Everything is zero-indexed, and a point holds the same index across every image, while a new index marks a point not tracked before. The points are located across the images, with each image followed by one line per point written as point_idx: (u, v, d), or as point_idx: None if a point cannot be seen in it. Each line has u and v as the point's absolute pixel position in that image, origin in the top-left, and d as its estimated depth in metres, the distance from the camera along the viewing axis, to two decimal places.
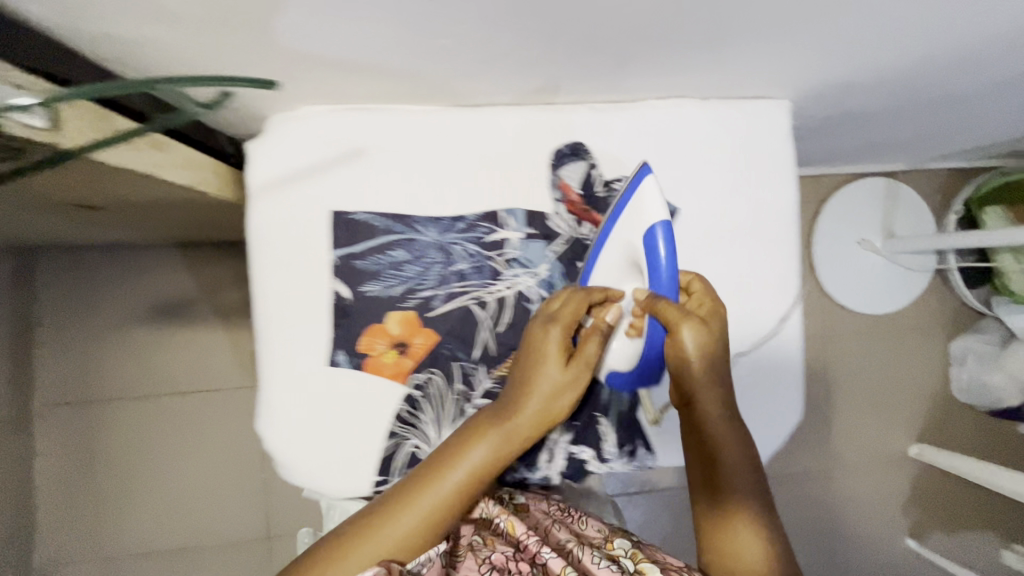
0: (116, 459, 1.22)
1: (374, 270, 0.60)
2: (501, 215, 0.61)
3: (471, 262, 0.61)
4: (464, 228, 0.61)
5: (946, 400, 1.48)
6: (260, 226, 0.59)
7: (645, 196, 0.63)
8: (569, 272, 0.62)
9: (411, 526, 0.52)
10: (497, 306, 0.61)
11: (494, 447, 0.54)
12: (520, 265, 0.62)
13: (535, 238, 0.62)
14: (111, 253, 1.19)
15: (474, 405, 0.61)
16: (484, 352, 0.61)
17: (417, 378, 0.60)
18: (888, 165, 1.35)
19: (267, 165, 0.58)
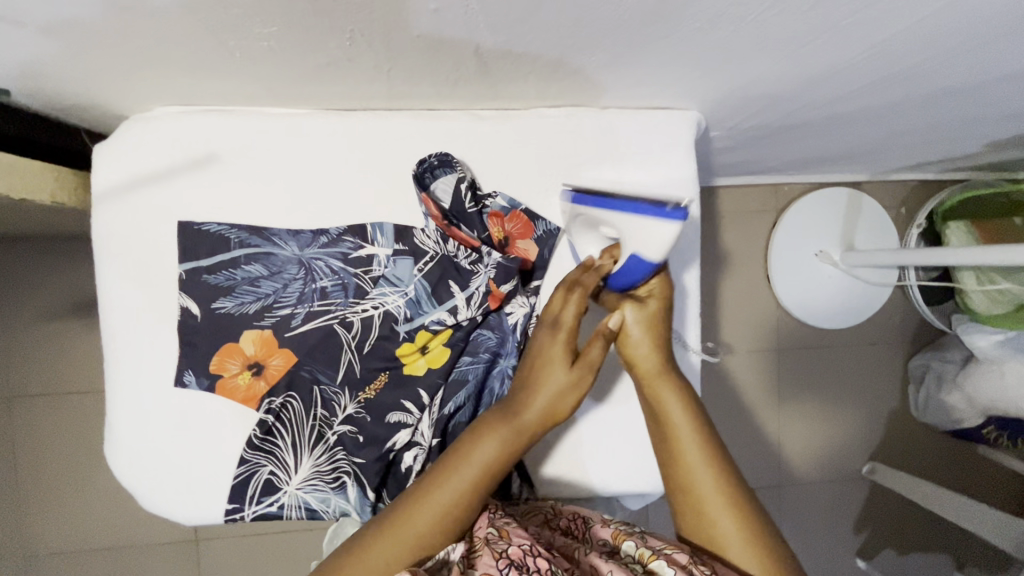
0: (37, 456, 1.19)
1: (228, 285, 0.56)
2: (367, 229, 0.57)
3: (335, 279, 0.57)
4: (327, 243, 0.57)
5: (903, 418, 1.44)
6: (102, 235, 0.55)
7: (520, 215, 0.58)
8: (436, 291, 0.58)
9: (426, 526, 0.48)
10: (360, 327, 0.57)
11: (503, 444, 0.50)
12: (388, 283, 0.58)
13: (404, 255, 0.58)
14: (35, 245, 1.15)
15: (335, 431, 0.58)
16: (345, 376, 0.57)
17: (271, 402, 0.57)
18: (850, 175, 1.30)
19: (110, 169, 0.54)
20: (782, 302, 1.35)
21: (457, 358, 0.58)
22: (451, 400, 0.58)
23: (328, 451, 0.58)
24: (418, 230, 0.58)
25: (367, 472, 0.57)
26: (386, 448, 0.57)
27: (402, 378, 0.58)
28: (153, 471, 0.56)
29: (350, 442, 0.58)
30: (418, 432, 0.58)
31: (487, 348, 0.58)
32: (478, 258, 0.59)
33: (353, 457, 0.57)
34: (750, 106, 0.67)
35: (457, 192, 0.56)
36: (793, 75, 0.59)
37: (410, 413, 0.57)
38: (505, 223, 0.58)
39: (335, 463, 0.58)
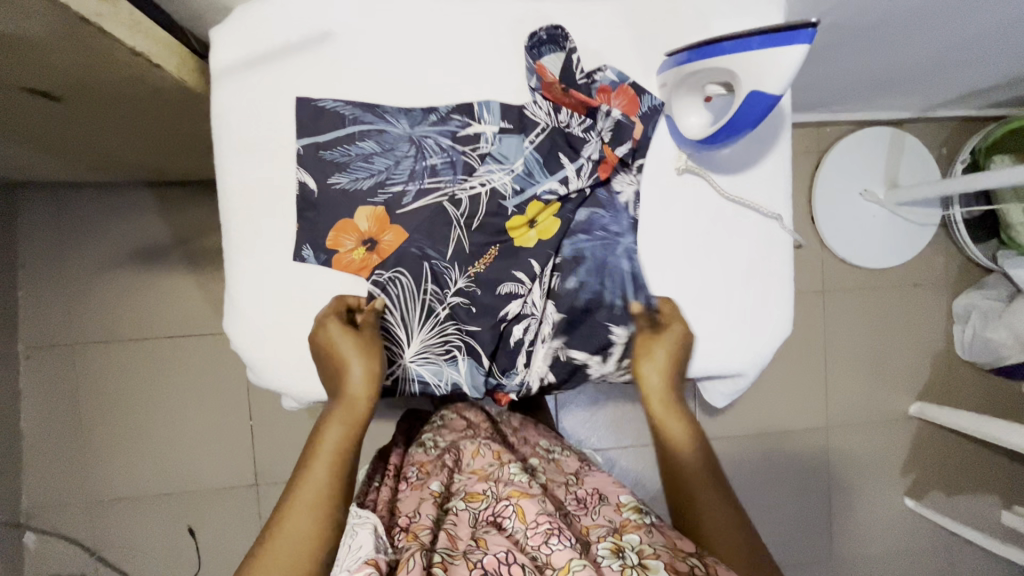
0: (101, 402, 1.21)
1: (341, 163, 0.57)
2: (474, 107, 0.58)
3: (444, 155, 0.59)
4: (436, 120, 0.58)
5: (949, 359, 1.45)
6: (223, 112, 0.56)
7: (627, 88, 0.60)
8: (548, 162, 0.60)
9: (309, 529, 0.48)
10: (467, 202, 0.59)
11: (347, 424, 0.54)
12: (494, 159, 0.59)
13: (510, 130, 0.59)
14: (97, 193, 1.17)
15: (444, 307, 0.60)
16: (455, 250, 0.59)
17: (381, 275, 0.58)
18: (895, 112, 1.30)
19: (230, 48, 0.55)
20: (829, 243, 1.36)
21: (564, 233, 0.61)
22: (560, 274, 0.62)
23: (438, 324, 0.60)
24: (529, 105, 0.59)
25: (480, 342, 0.61)
26: (497, 318, 0.60)
27: (513, 254, 0.61)
28: (269, 347, 0.58)
29: (462, 313, 0.60)
30: (531, 304, 0.61)
31: (604, 228, 0.62)
32: (591, 125, 0.60)
33: (464, 327, 0.60)
34: None
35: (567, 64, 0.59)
36: None
37: (520, 284, 0.60)
38: (613, 98, 0.60)
39: (448, 334, 0.60)
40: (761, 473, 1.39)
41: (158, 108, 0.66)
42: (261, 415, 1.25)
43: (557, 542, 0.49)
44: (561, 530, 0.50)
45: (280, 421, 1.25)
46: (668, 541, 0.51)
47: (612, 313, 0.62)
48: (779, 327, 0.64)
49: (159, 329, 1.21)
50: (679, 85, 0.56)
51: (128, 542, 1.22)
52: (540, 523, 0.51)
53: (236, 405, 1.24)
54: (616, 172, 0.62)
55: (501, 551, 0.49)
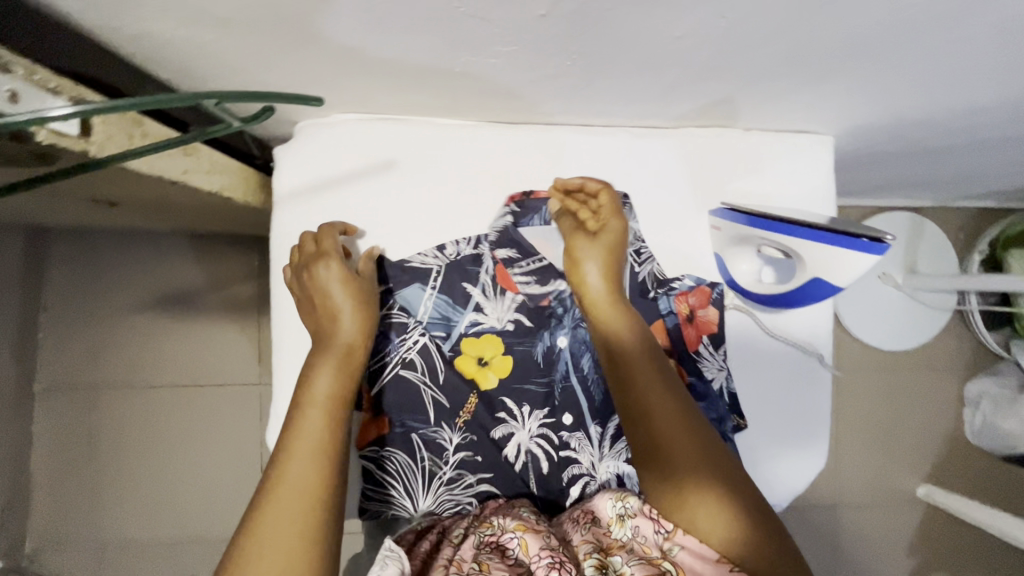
0: (112, 447, 1.20)
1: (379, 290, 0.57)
2: (417, 283, 0.58)
3: (417, 327, 0.58)
4: (436, 285, 0.58)
5: (959, 442, 1.45)
6: (283, 234, 0.57)
7: (706, 288, 0.61)
8: (536, 323, 0.60)
9: (311, 474, 0.44)
10: (438, 355, 0.58)
11: (337, 369, 0.51)
12: (437, 325, 0.58)
13: (459, 298, 0.58)
14: (129, 238, 1.18)
15: (448, 469, 0.58)
16: (435, 411, 0.58)
17: (377, 453, 0.58)
18: (915, 199, 1.32)
19: (294, 172, 0.57)
20: (846, 323, 1.37)
21: (527, 372, 0.59)
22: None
23: (450, 487, 0.58)
24: (474, 272, 0.59)
25: (495, 482, 0.59)
26: (499, 459, 0.59)
27: (614, 420, 0.60)
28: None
29: (469, 465, 0.58)
30: (590, 466, 0.60)
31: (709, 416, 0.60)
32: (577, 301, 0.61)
33: (475, 471, 0.58)
34: (879, 135, 0.69)
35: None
36: (937, 113, 0.61)
37: (587, 443, 0.60)
38: (691, 299, 0.61)
39: (461, 495, 0.59)
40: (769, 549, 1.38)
41: (212, 206, 0.67)
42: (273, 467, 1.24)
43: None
44: (563, 566, 0.48)
45: None
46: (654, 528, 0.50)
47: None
48: (814, 467, 0.64)
49: (179, 376, 1.21)
50: (731, 237, 0.59)
51: None
52: (541, 557, 0.48)
53: (248, 456, 1.24)
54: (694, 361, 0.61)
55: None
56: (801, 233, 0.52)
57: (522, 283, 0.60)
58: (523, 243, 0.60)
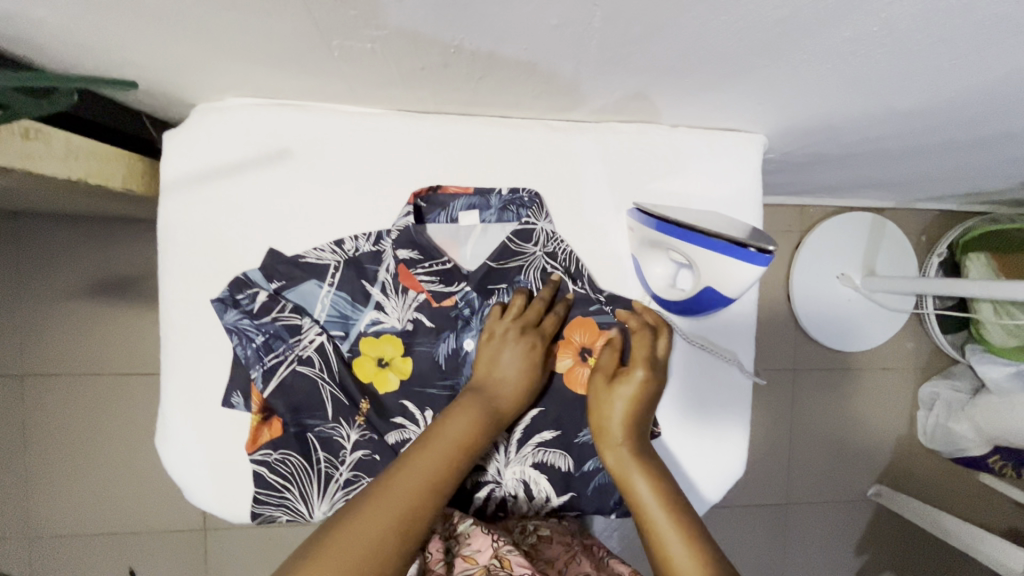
0: (45, 436, 1.17)
1: (270, 287, 0.54)
2: (313, 281, 0.55)
3: (314, 327, 0.55)
4: (333, 282, 0.55)
5: (911, 443, 1.46)
6: (169, 225, 0.54)
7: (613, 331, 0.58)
8: (439, 324, 0.57)
9: (404, 505, 0.44)
10: (335, 354, 0.55)
11: (479, 423, 0.51)
12: (335, 325, 0.55)
13: (358, 297, 0.55)
14: (63, 220, 1.13)
15: (343, 471, 0.56)
16: (334, 407, 0.55)
17: (268, 454, 0.55)
18: (876, 201, 1.31)
19: (181, 159, 0.53)
20: (803, 323, 1.36)
21: (429, 375, 0.57)
22: (559, 450, 0.59)
23: (346, 491, 0.56)
24: (372, 271, 0.55)
25: None
26: None
27: (520, 426, 0.59)
28: (197, 464, 0.55)
29: (366, 468, 0.56)
30: (496, 473, 0.59)
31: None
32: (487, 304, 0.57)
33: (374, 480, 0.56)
34: (813, 136, 0.67)
35: (494, 221, 0.58)
36: (864, 117, 0.59)
37: (493, 450, 0.59)
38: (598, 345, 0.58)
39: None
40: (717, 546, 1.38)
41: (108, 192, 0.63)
42: None
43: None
44: None
45: None
46: None
47: (602, 497, 0.60)
48: (729, 474, 0.63)
49: (116, 365, 1.18)
50: (643, 239, 0.56)
51: None
52: None
53: None
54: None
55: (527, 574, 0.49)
56: (699, 238, 0.51)
57: (427, 283, 0.56)
58: (428, 245, 0.56)
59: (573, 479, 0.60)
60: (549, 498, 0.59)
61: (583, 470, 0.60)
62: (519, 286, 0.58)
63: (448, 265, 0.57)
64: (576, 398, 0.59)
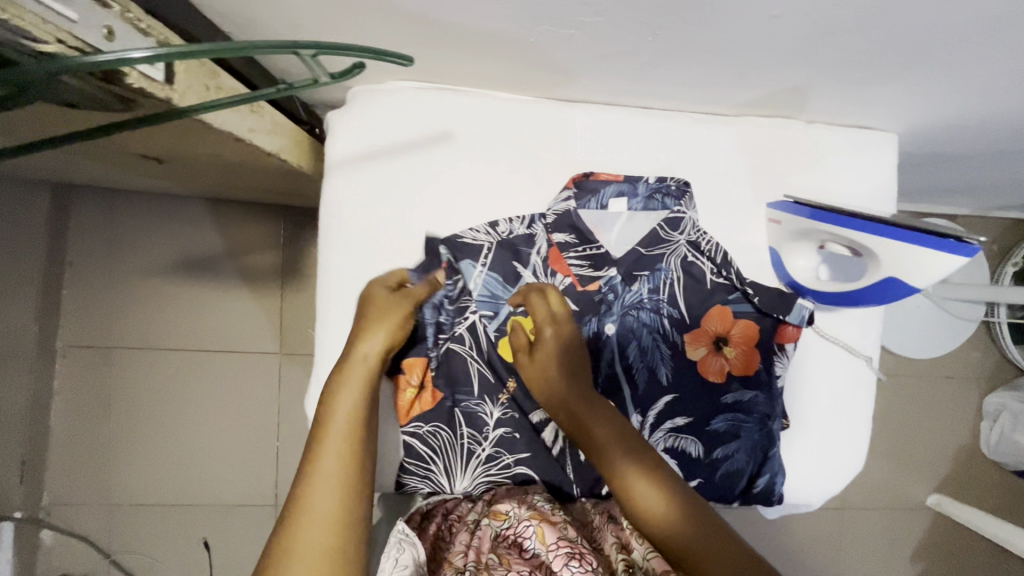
0: (130, 407, 1.21)
1: (428, 264, 0.56)
2: (467, 260, 0.56)
3: (473, 306, 0.57)
4: (488, 261, 0.57)
5: (973, 454, 1.44)
6: (333, 201, 0.56)
7: (752, 321, 0.60)
8: (582, 306, 0.59)
9: (335, 508, 0.42)
10: (490, 336, 0.57)
11: (364, 392, 0.48)
12: (485, 303, 0.57)
13: (510, 278, 0.57)
14: (157, 198, 1.18)
15: (486, 446, 0.57)
16: (480, 384, 0.57)
17: (419, 427, 0.56)
18: (952, 207, 1.30)
19: (348, 137, 0.55)
20: None
21: None
22: (690, 437, 0.60)
23: (487, 467, 0.57)
24: (525, 253, 0.58)
25: (532, 468, 0.58)
26: (535, 442, 0.58)
27: (655, 410, 0.60)
28: None
29: (507, 445, 0.57)
30: None
31: (760, 410, 0.60)
32: (627, 289, 0.59)
33: (513, 455, 0.57)
34: (943, 137, 0.67)
35: (640, 209, 0.59)
36: (1010, 117, 0.59)
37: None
38: (734, 329, 0.60)
39: (497, 476, 0.58)
40: (774, 547, 1.38)
41: (254, 170, 0.66)
42: (288, 436, 1.25)
43: (577, 566, 0.48)
44: (580, 555, 0.49)
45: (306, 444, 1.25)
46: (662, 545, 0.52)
47: (730, 485, 0.61)
48: (849, 470, 0.64)
49: (199, 341, 1.21)
50: (791, 231, 0.57)
51: (143, 546, 1.22)
52: (559, 547, 0.50)
53: (263, 424, 1.24)
54: (771, 355, 0.60)
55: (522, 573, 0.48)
56: (852, 224, 0.51)
57: (576, 267, 0.59)
58: (584, 230, 0.59)
59: (702, 466, 0.61)
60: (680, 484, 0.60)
61: (712, 457, 0.61)
62: (660, 273, 0.60)
63: (598, 250, 0.59)
64: (710, 385, 0.60)
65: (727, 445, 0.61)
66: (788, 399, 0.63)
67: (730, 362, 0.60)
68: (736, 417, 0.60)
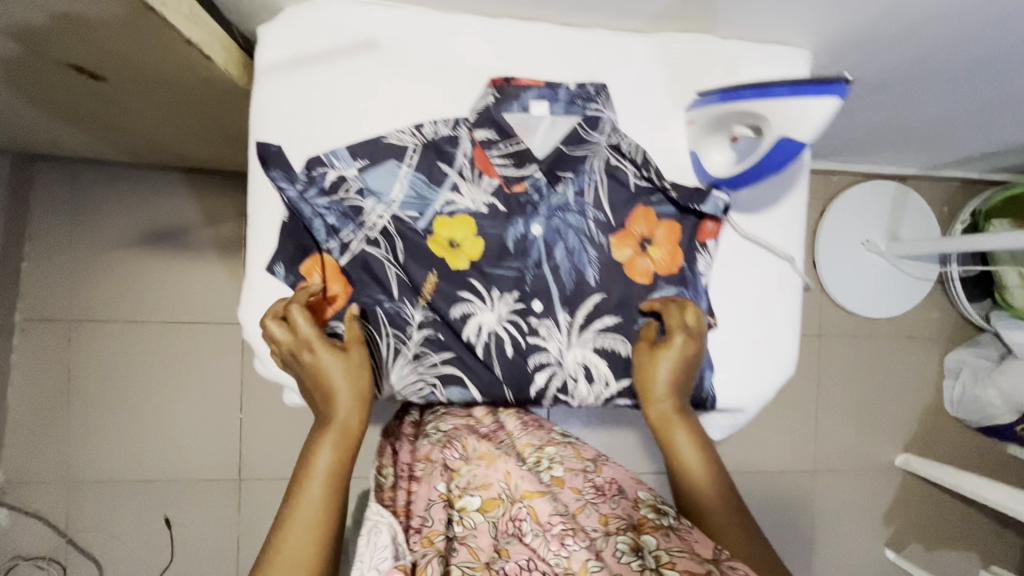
0: (89, 381, 1.20)
1: (354, 164, 0.58)
2: (392, 160, 0.58)
3: (384, 207, 0.58)
4: (414, 163, 0.59)
5: (938, 414, 1.46)
6: (262, 107, 0.58)
7: (673, 222, 0.62)
8: (508, 206, 0.61)
9: (309, 551, 0.51)
10: (398, 237, 0.58)
11: (338, 447, 0.55)
12: (411, 204, 0.58)
13: (434, 177, 0.59)
14: (117, 170, 1.18)
15: (412, 346, 0.59)
16: (399, 287, 0.59)
17: (338, 326, 0.59)
18: (899, 168, 1.34)
19: (275, 45, 0.57)
20: (829, 289, 1.38)
21: (499, 255, 0.60)
22: (619, 336, 0.62)
23: (416, 364, 0.60)
24: (450, 153, 0.59)
25: (461, 368, 0.60)
26: (462, 340, 0.60)
27: (584, 309, 0.61)
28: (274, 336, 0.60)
29: (433, 344, 0.60)
30: (557, 354, 0.61)
31: (684, 306, 0.62)
32: (550, 191, 0.62)
33: (439, 355, 0.60)
34: (855, 57, 0.71)
35: (562, 112, 0.61)
36: (908, 28, 0.62)
37: (556, 331, 0.61)
38: (655, 229, 0.62)
39: (425, 374, 0.60)
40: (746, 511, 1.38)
41: (193, 97, 0.68)
42: (252, 408, 1.24)
43: (574, 543, 0.53)
44: (574, 531, 0.54)
45: (271, 416, 1.24)
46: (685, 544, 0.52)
47: None
48: (782, 370, 0.66)
49: (161, 313, 1.21)
50: (704, 126, 0.59)
51: (102, 525, 1.20)
52: (553, 523, 0.54)
53: (228, 396, 1.24)
54: (694, 252, 0.63)
55: (513, 565, 0.53)
56: (742, 95, 0.53)
57: (500, 167, 0.61)
58: (504, 125, 0.61)
59: (632, 365, 0.62)
60: (609, 383, 0.61)
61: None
62: (584, 176, 0.62)
63: (518, 146, 0.61)
64: (636, 283, 0.62)
65: (656, 345, 0.62)
66: (719, 303, 0.64)
67: (653, 262, 0.62)
68: (662, 316, 0.62)
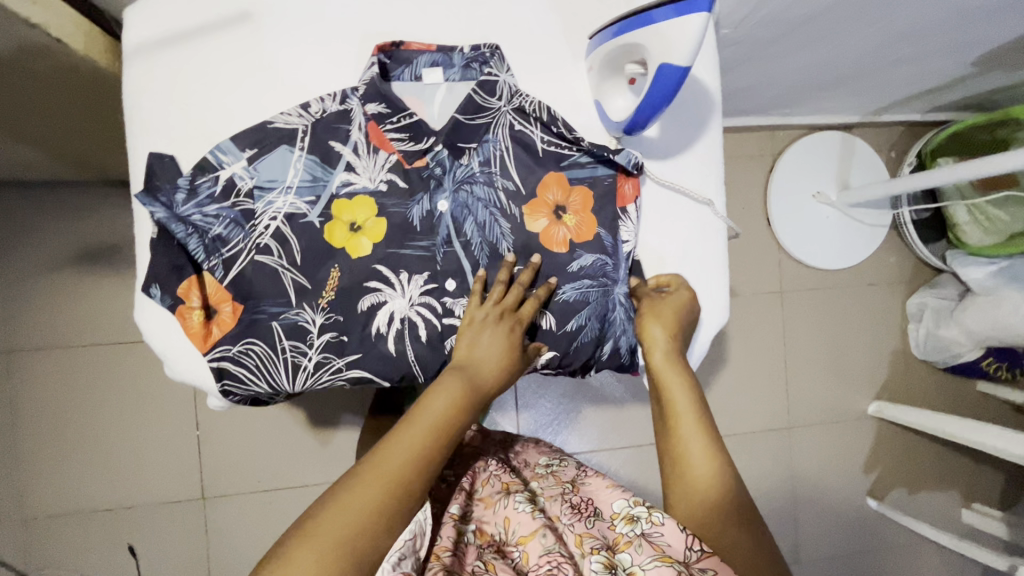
0: (32, 413, 1.15)
1: (241, 154, 0.55)
2: (283, 146, 0.55)
3: (283, 196, 0.55)
4: (307, 144, 0.56)
5: (906, 358, 1.47)
6: (133, 91, 0.54)
7: (584, 188, 0.60)
8: (409, 181, 0.58)
9: (377, 497, 0.45)
10: (293, 237, 0.55)
11: (457, 400, 0.52)
12: (306, 190, 0.56)
13: (330, 159, 0.56)
14: (37, 192, 1.14)
15: (313, 355, 0.56)
16: (296, 293, 0.55)
17: (228, 348, 0.55)
18: (841, 116, 1.33)
19: (141, 24, 0.54)
20: (785, 244, 1.37)
21: (403, 235, 0.57)
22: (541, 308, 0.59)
23: (318, 373, 0.56)
24: (342, 130, 0.56)
25: (369, 369, 0.57)
26: (370, 332, 0.56)
27: None
28: (169, 342, 0.55)
29: (335, 349, 0.56)
30: None
31: (604, 273, 0.60)
32: (455, 164, 0.59)
33: (348, 356, 0.56)
34: None
35: (458, 78, 0.59)
36: None
37: None
38: (570, 197, 0.60)
39: (331, 381, 0.57)
40: None
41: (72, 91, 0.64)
42: (207, 424, 1.20)
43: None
44: (558, 568, 0.54)
45: (230, 430, 1.20)
46: (654, 551, 0.54)
47: (588, 352, 0.61)
48: (714, 318, 0.64)
49: (101, 335, 1.17)
50: (601, 71, 0.57)
51: (62, 560, 1.15)
52: (541, 565, 0.55)
53: (181, 413, 1.19)
54: (615, 219, 0.61)
55: None
56: (625, 26, 0.51)
57: (397, 141, 0.58)
58: (393, 97, 0.57)
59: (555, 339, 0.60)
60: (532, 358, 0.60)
61: (566, 329, 0.60)
62: (487, 145, 0.59)
63: (413, 118, 0.58)
64: (552, 254, 0.60)
65: (579, 316, 0.60)
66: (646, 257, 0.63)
67: (569, 230, 0.60)
68: (585, 285, 0.60)
